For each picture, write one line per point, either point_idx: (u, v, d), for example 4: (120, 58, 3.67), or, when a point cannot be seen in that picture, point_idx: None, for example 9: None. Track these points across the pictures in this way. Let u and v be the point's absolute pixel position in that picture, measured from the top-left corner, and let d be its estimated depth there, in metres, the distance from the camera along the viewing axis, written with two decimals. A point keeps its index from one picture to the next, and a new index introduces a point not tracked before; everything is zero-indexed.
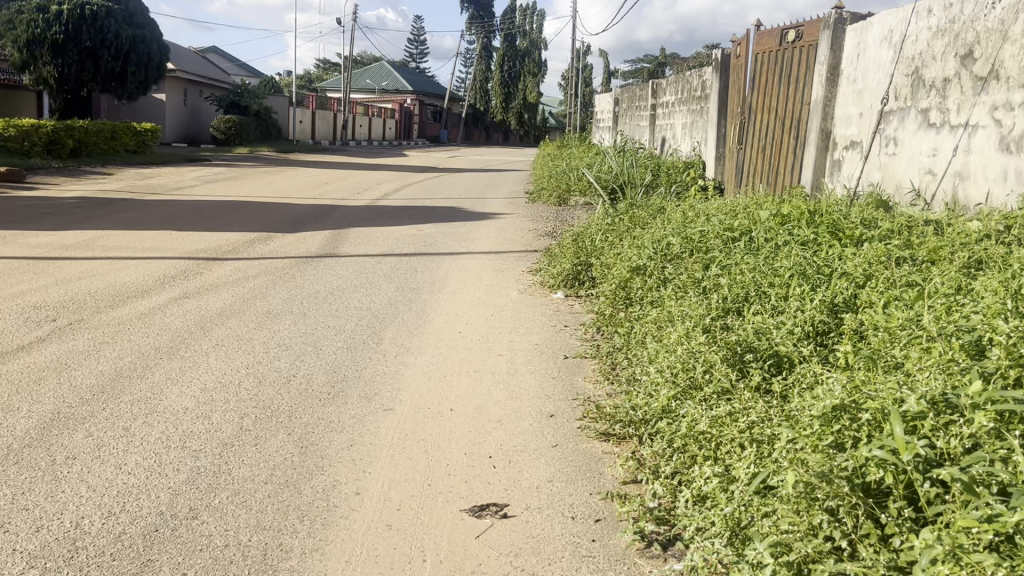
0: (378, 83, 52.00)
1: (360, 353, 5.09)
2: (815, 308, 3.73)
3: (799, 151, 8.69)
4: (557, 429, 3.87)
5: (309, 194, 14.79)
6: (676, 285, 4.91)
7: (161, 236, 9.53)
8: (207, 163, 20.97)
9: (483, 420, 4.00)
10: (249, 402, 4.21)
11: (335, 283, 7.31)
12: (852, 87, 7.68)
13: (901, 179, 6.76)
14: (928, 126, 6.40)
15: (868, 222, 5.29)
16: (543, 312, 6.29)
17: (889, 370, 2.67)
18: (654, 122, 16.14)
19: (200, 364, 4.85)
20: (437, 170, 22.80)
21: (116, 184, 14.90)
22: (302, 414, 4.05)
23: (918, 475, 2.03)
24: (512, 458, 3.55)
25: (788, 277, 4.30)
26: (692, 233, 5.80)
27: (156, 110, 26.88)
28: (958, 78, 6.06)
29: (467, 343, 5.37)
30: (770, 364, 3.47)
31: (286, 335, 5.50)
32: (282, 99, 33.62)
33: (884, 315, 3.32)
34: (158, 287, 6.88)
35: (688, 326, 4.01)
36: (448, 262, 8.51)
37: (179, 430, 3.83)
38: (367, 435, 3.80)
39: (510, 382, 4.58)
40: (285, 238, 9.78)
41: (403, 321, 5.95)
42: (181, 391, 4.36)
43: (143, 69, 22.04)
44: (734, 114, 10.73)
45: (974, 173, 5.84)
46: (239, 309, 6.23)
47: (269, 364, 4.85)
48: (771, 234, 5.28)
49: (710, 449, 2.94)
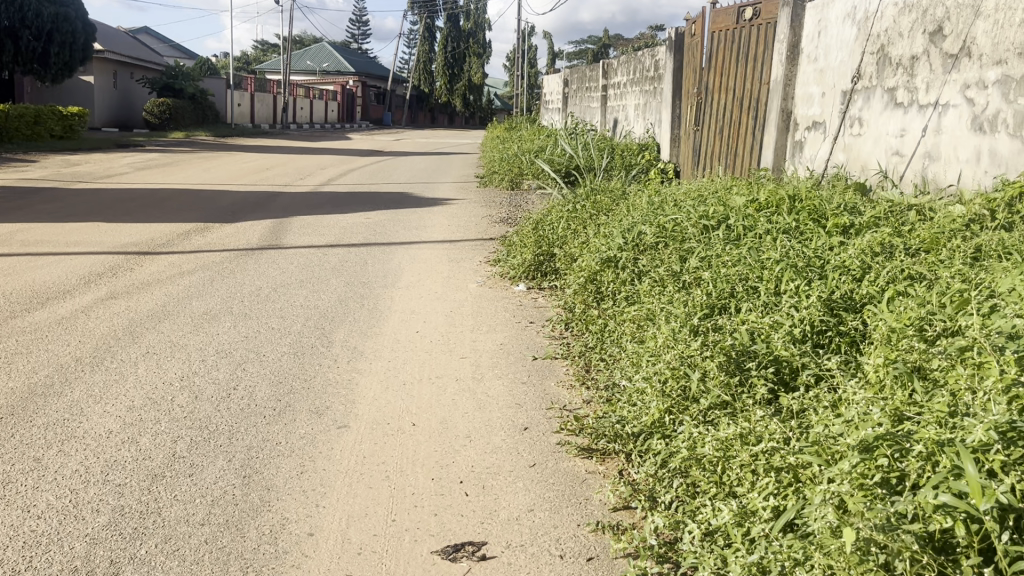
0: (319, 64, 50.66)
1: (308, 360, 4.61)
2: (812, 307, 3.41)
3: (760, 132, 8.41)
4: (533, 446, 3.47)
5: (248, 181, 14.08)
6: (653, 279, 4.55)
7: (87, 229, 8.84)
8: (139, 149, 19.95)
9: (450, 436, 3.59)
10: (184, 422, 3.72)
11: (279, 278, 6.79)
12: (813, 65, 7.40)
13: (868, 160, 6.51)
14: (896, 106, 6.13)
15: (851, 208, 4.98)
16: (506, 307, 5.87)
17: (925, 387, 2.35)
18: (606, 102, 15.78)
19: (127, 377, 4.32)
20: (384, 154, 22.13)
21: (39, 172, 13.96)
22: (244, 435, 3.59)
23: (996, 527, 1.70)
24: (486, 482, 3.15)
25: (777, 269, 3.98)
26: (665, 222, 5.44)
27: (84, 94, 25.57)
28: (926, 55, 5.79)
29: (427, 344, 4.94)
30: (770, 373, 3.13)
31: (225, 340, 5.00)
32: (219, 81, 32.41)
33: (895, 318, 3.00)
34: (82, 287, 6.28)
35: (672, 328, 3.64)
36: (400, 252, 8.03)
37: (101, 460, 3.33)
38: (319, 460, 3.35)
39: (477, 390, 4.16)
40: (224, 229, 9.17)
41: (354, 320, 5.49)
42: (104, 411, 3.85)
43: (67, 49, 20.89)
44: (689, 95, 10.42)
45: (944, 154, 5.58)
46: (173, 310, 5.69)
47: (207, 375, 4.35)
48: (750, 223, 4.95)
49: (714, 475, 2.59)
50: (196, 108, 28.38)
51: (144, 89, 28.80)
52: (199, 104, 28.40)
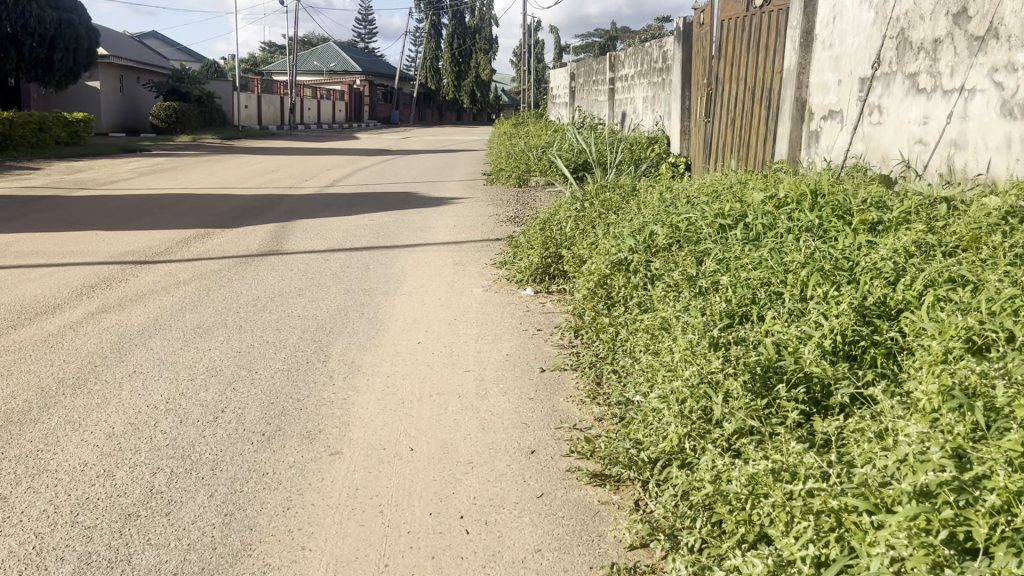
0: (325, 64, 50.44)
1: (302, 378, 4.33)
2: (845, 316, 3.16)
3: (773, 121, 8.07)
4: (541, 472, 3.19)
5: (252, 184, 13.84)
6: (668, 284, 4.25)
7: (84, 238, 8.59)
8: (145, 153, 19.73)
9: (451, 463, 3.31)
10: (165, 451, 3.45)
11: (277, 286, 6.52)
12: (828, 52, 7.04)
13: (888, 151, 6.16)
14: (917, 92, 5.79)
15: (879, 201, 4.65)
16: (513, 314, 5.58)
17: (990, 426, 2.15)
18: (613, 95, 15.44)
19: (109, 400, 4.05)
20: (390, 153, 21.85)
21: (43, 180, 13.77)
22: (228, 465, 3.31)
23: None
24: (488, 517, 2.88)
25: (804, 274, 3.67)
26: (678, 221, 5.13)
27: (89, 100, 25.40)
28: (950, 38, 5.46)
29: (428, 357, 4.65)
30: (801, 394, 2.86)
31: (216, 356, 4.73)
32: (225, 83, 32.23)
33: (944, 337, 2.75)
34: (73, 301, 6.03)
35: (689, 340, 3.34)
36: (404, 256, 7.75)
37: (72, 498, 3.06)
38: (308, 493, 3.08)
39: (480, 409, 3.87)
40: (225, 234, 8.92)
41: (353, 331, 5.21)
42: (81, 440, 3.58)
43: (70, 55, 20.66)
44: (699, 85, 10.08)
45: (971, 142, 5.25)
46: (165, 324, 5.43)
47: (193, 396, 4.08)
48: (770, 221, 4.65)
49: (740, 512, 2.31)
50: (202, 111, 28.20)
51: (150, 94, 28.62)
52: (205, 107, 28.24)
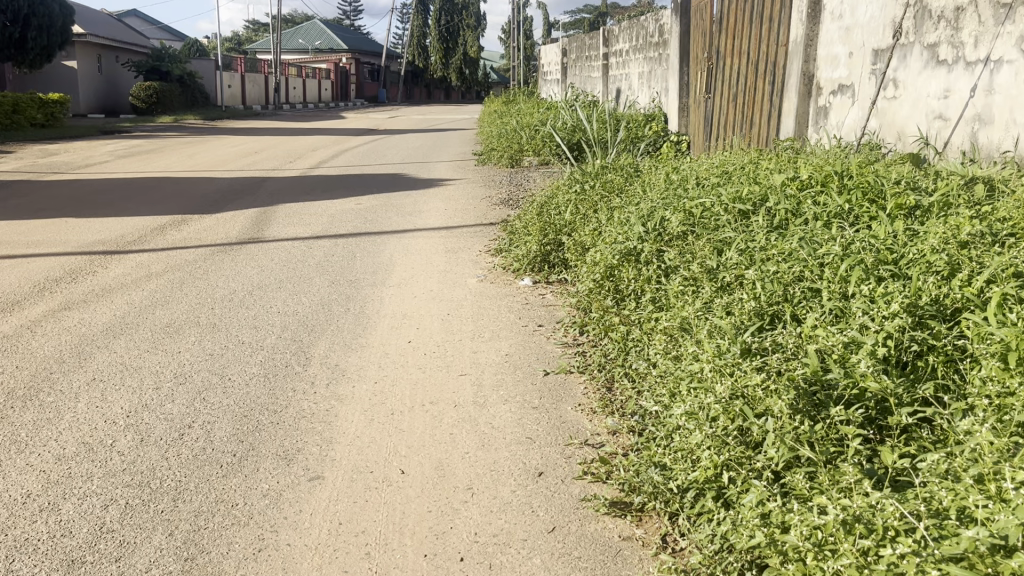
0: (310, 43, 49.59)
1: (279, 386, 3.90)
2: (898, 319, 2.76)
3: (777, 98, 7.63)
4: (550, 500, 2.79)
5: (233, 166, 13.33)
6: (685, 278, 3.84)
7: (53, 226, 8.09)
8: (124, 135, 19.12)
9: (447, 489, 2.90)
10: (121, 478, 3.01)
11: (257, 278, 6.08)
12: (837, 23, 6.58)
13: (904, 126, 5.73)
14: (937, 64, 5.35)
15: (914, 181, 4.22)
16: (510, 307, 5.16)
17: None
18: (607, 71, 14.96)
19: (63, 414, 3.61)
20: (376, 133, 21.28)
21: (14, 164, 13.19)
22: (193, 494, 2.89)
23: None
24: (493, 559, 2.48)
25: (842, 268, 3.28)
26: (692, 205, 4.71)
27: (67, 80, 24.67)
28: (973, 5, 5.01)
29: (420, 358, 4.24)
30: (856, 414, 2.47)
31: (187, 359, 4.29)
32: (207, 63, 31.47)
33: None
34: (35, 296, 5.56)
35: (719, 346, 2.95)
36: (393, 243, 7.30)
37: (8, 540, 2.63)
38: (283, 531, 2.66)
39: (479, 420, 3.46)
40: (203, 221, 8.43)
41: (337, 329, 4.79)
42: (25, 464, 3.14)
43: (44, 33, 19.91)
44: (699, 60, 9.60)
45: (997, 117, 4.83)
46: (133, 322, 4.98)
47: (158, 409, 3.64)
48: (795, 206, 4.24)
49: None
50: (184, 91, 27.51)
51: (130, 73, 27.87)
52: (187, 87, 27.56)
